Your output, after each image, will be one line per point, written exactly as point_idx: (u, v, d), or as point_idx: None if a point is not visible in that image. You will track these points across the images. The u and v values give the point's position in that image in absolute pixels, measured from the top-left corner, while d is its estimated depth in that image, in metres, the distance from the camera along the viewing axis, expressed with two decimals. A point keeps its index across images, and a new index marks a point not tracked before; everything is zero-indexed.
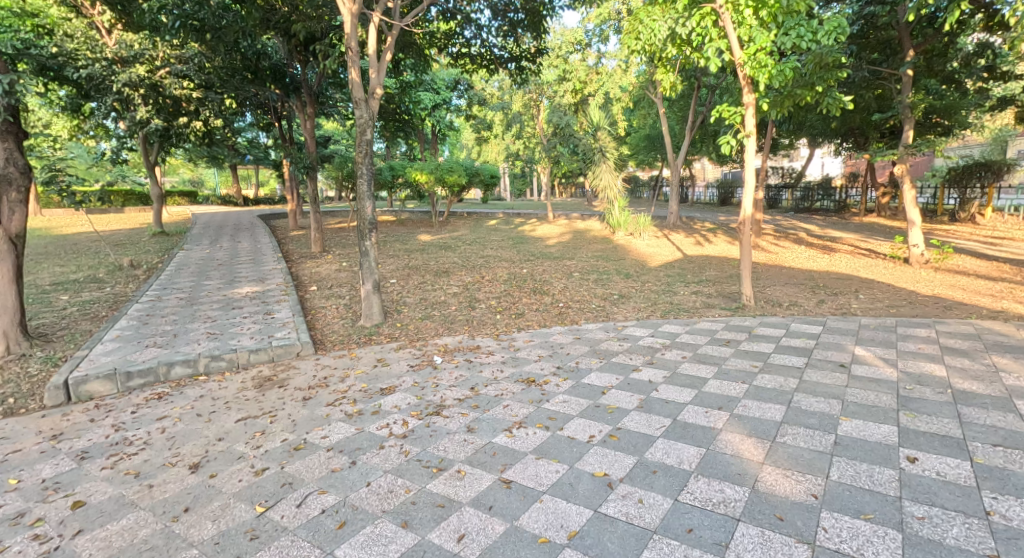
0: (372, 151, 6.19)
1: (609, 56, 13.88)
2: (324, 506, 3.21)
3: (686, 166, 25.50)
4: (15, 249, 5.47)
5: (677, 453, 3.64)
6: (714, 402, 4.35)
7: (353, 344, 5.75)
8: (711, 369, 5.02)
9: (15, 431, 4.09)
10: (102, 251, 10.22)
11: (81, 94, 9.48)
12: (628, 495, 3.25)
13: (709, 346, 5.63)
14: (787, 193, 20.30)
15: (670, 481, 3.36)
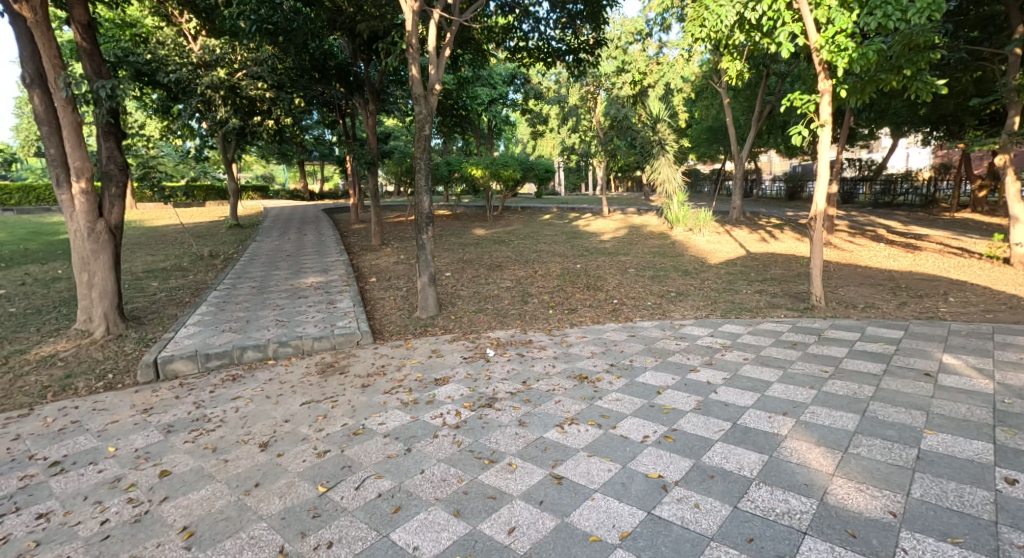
0: (430, 146, 6.31)
1: (671, 45, 13.38)
2: (380, 490, 3.33)
3: (751, 160, 24.36)
4: (115, 239, 6.05)
5: (737, 459, 3.50)
6: (778, 407, 4.14)
7: (410, 335, 5.92)
8: (777, 372, 4.77)
9: (113, 403, 4.54)
10: (185, 242, 11.09)
11: (171, 98, 10.23)
12: (683, 499, 3.16)
13: (774, 348, 5.34)
14: (866, 187, 18.93)
15: (729, 487, 3.23)
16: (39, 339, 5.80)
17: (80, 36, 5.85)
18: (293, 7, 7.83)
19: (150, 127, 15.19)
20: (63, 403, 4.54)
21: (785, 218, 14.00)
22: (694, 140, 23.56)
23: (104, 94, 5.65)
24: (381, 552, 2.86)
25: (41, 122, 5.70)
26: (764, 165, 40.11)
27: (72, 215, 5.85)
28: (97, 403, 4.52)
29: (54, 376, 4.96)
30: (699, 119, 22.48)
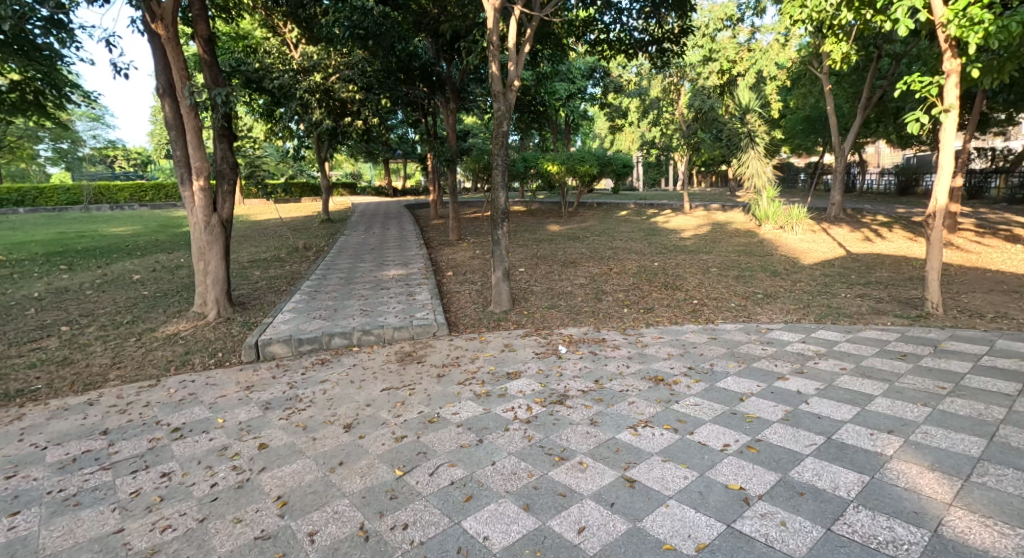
0: (508, 142, 6.22)
1: (766, 29, 12.40)
2: (453, 478, 3.13)
3: (856, 153, 22.34)
4: (226, 231, 6.64)
5: (831, 476, 3.05)
6: (881, 423, 3.59)
7: (483, 328, 5.90)
8: (881, 385, 4.17)
9: (221, 379, 4.75)
10: (283, 235, 12.10)
11: (274, 101, 11.07)
12: (768, 515, 2.77)
13: (878, 359, 4.73)
14: (1000, 181, 16.72)
15: (821, 507, 2.81)
16: (165, 319, 6.55)
17: (202, 48, 6.40)
18: (383, 13, 8.29)
19: (256, 130, 16.47)
20: (181, 377, 4.84)
21: (894, 216, 12.70)
22: (787, 132, 21.95)
23: (220, 101, 6.09)
24: (452, 539, 2.68)
25: (170, 128, 6.42)
26: (871, 157, 36.84)
27: (192, 210, 6.48)
28: (209, 378, 4.76)
29: (176, 351, 5.42)
30: (795, 110, 20.87)
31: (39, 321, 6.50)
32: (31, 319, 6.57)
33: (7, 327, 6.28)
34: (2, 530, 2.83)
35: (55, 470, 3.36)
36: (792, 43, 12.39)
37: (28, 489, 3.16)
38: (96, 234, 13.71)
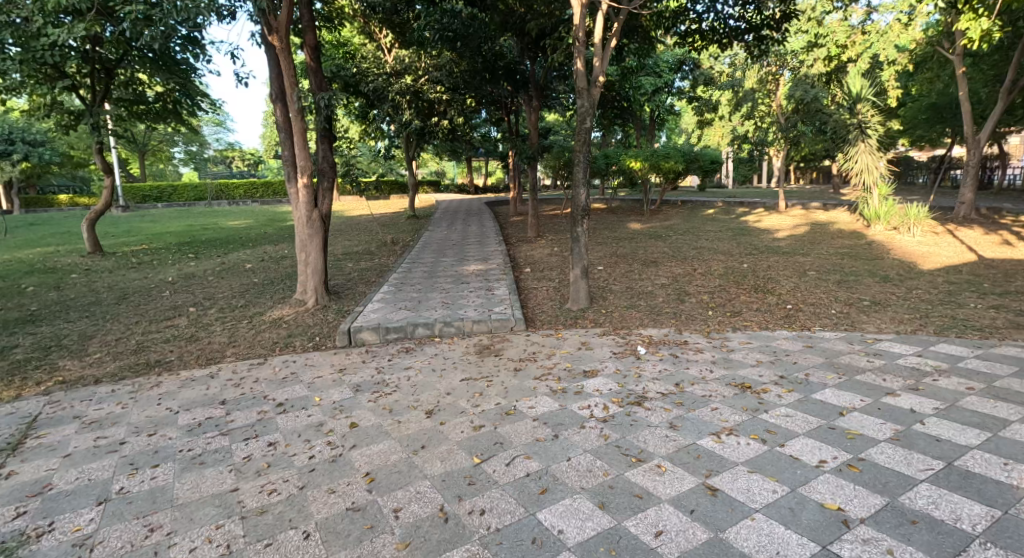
0: (591, 140, 5.84)
1: (882, 9, 11.50)
2: (529, 470, 3.16)
3: (993, 144, 19.88)
4: (326, 226, 7.04)
5: (951, 507, 2.72)
6: (1019, 454, 3.14)
7: (560, 325, 5.72)
8: (1020, 411, 3.63)
9: (318, 361, 5.06)
10: (374, 230, 12.77)
11: (369, 103, 11.73)
12: (871, 541, 2.53)
13: (1015, 380, 4.13)
14: None
15: (939, 539, 2.52)
16: (271, 305, 7.11)
17: (309, 56, 6.81)
18: (470, 15, 8.81)
19: (353, 131, 17.40)
20: (285, 356, 5.24)
21: None
22: (906, 122, 19.97)
23: (324, 104, 6.49)
24: (527, 529, 2.71)
25: (280, 130, 6.91)
26: (1012, 150, 32.64)
27: (297, 205, 6.89)
28: (308, 359, 5.11)
29: (280, 334, 5.87)
30: (917, 96, 18.93)
31: (171, 301, 7.33)
32: (165, 300, 7.41)
33: (148, 305, 7.15)
34: (144, 478, 3.23)
35: (185, 431, 3.78)
36: (918, 22, 11.14)
37: (165, 446, 3.59)
38: (217, 226, 15.20)
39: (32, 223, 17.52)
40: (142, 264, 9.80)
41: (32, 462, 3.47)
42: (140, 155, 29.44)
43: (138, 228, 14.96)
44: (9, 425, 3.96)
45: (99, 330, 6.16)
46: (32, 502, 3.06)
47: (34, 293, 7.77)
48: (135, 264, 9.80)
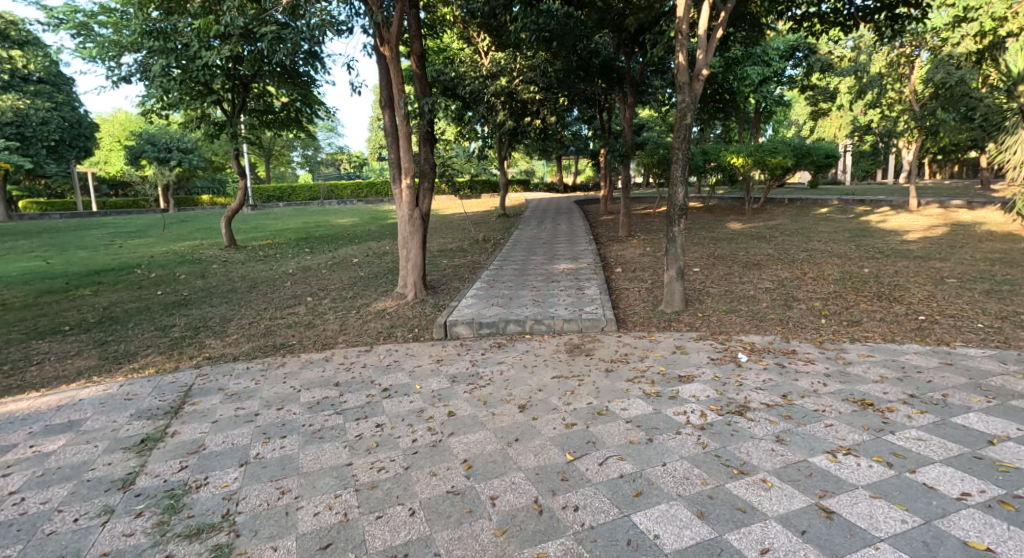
0: (692, 136, 5.53)
1: None
2: (623, 472, 3.10)
3: None
4: (426, 225, 7.23)
5: None
6: None
7: (654, 327, 5.54)
8: None
9: (416, 351, 5.26)
10: (467, 228, 13.14)
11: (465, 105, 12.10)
12: None
13: None
14: None
15: None
16: (375, 297, 7.48)
17: (416, 64, 7.04)
18: (567, 13, 8.77)
19: (450, 132, 18.01)
20: (388, 345, 5.50)
21: None
22: None
23: (427, 109, 6.69)
24: (622, 530, 2.66)
25: (387, 135, 7.24)
26: None
27: (400, 205, 7.16)
28: (409, 349, 5.33)
29: (384, 324, 6.18)
30: None
31: (292, 290, 7.96)
32: (287, 289, 8.07)
33: (273, 293, 7.82)
34: (275, 447, 3.52)
35: (307, 408, 4.07)
36: None
37: (291, 419, 3.89)
38: (328, 223, 16.37)
39: (183, 220, 19.95)
40: (268, 257, 10.77)
41: (189, 424, 3.88)
42: (265, 159, 32.39)
43: (263, 225, 16.41)
44: (170, 391, 4.47)
45: (235, 314, 6.81)
46: (191, 458, 3.43)
47: (186, 281, 8.81)
48: (262, 257, 10.75)
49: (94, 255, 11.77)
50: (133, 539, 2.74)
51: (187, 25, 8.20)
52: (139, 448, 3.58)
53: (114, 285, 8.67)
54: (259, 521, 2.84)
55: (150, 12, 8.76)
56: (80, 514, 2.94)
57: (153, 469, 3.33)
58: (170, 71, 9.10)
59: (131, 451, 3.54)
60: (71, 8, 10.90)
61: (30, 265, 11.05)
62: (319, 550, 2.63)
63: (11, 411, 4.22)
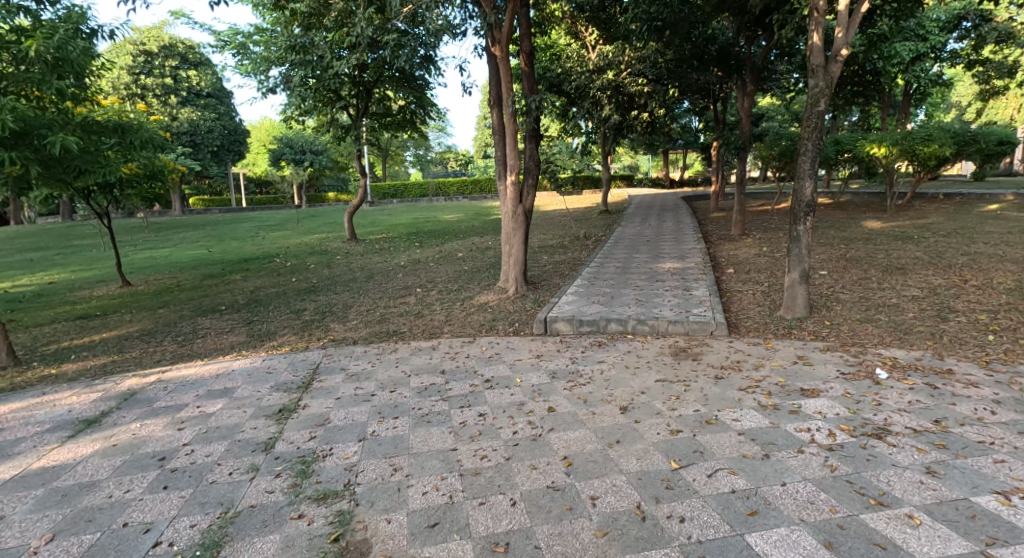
0: (825, 124, 4.99)
1: None
2: (735, 487, 2.87)
3: None
4: (529, 220, 7.21)
5: None
6: None
7: (771, 334, 5.12)
8: None
9: (516, 345, 5.26)
10: (568, 224, 13.07)
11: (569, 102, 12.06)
12: None
13: None
14: None
15: None
16: (478, 290, 7.61)
17: (524, 62, 7.02)
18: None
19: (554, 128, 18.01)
20: (490, 338, 5.56)
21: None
22: None
23: (534, 106, 6.65)
24: (734, 549, 2.47)
25: (494, 133, 7.31)
26: None
27: (505, 200, 7.19)
28: (509, 342, 5.34)
29: (486, 317, 6.26)
30: None
31: (404, 281, 8.35)
32: (400, 280, 8.47)
33: (387, 283, 8.24)
34: (389, 426, 3.67)
35: (416, 392, 4.21)
36: None
37: (402, 402, 4.03)
38: (436, 219, 17.04)
39: (313, 215, 21.79)
40: (385, 249, 11.41)
41: (316, 399, 4.15)
42: (383, 158, 34.44)
43: (378, 220, 17.40)
44: (302, 368, 4.84)
45: (356, 301, 7.26)
46: (318, 429, 3.66)
47: (314, 269, 9.57)
48: (378, 249, 11.36)
49: (243, 245, 13.20)
50: (273, 496, 2.95)
51: (321, 39, 8.94)
52: (278, 416, 3.89)
53: (258, 272, 9.63)
54: (375, 493, 2.96)
55: (294, 28, 9.68)
56: (232, 469, 3.23)
57: (287, 437, 3.58)
58: (306, 81, 10.00)
59: (272, 418, 3.85)
60: (234, 31, 12.30)
61: (193, 253, 12.63)
62: (427, 528, 2.69)
63: (181, 375, 4.80)
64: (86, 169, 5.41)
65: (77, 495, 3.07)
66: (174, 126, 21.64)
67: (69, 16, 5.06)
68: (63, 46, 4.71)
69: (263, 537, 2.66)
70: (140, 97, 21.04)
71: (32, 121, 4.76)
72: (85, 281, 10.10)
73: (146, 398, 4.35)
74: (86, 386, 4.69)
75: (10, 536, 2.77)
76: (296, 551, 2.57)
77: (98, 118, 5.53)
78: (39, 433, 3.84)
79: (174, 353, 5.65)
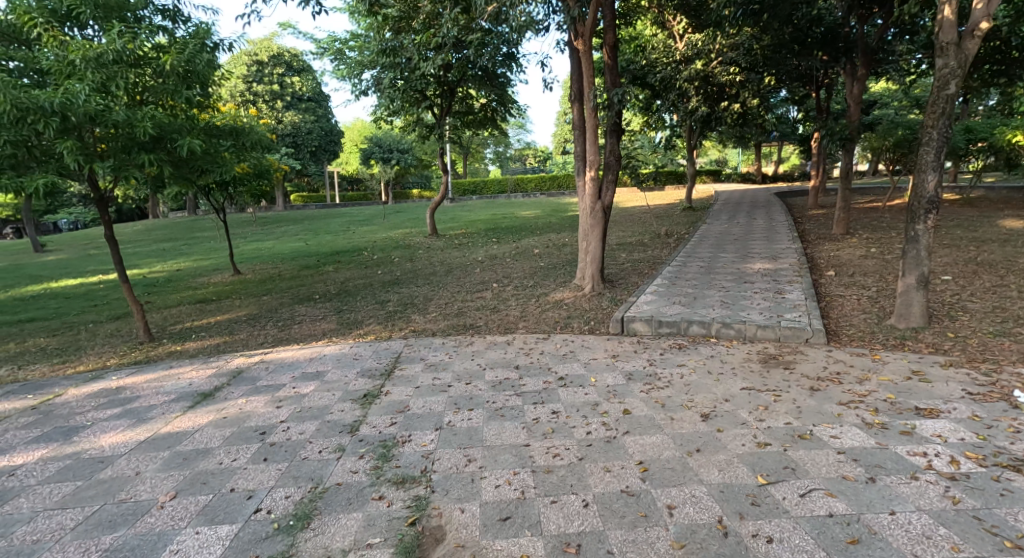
0: (956, 110, 4.44)
1: None
2: (833, 510, 2.60)
3: None
4: (608, 217, 6.98)
5: None
6: None
7: (878, 345, 4.65)
8: None
9: (591, 344, 5.11)
10: (648, 221, 12.67)
11: (654, 94, 11.81)
12: None
13: None
14: None
15: None
16: (554, 287, 7.50)
17: (607, 55, 6.79)
18: None
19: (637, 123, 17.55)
20: (564, 335, 5.43)
21: None
22: None
23: (617, 100, 6.40)
24: None
25: (574, 129, 7.16)
26: None
27: (583, 197, 7.03)
28: (585, 341, 5.20)
29: (562, 314, 6.14)
30: None
31: (482, 276, 8.40)
32: (477, 274, 8.52)
33: (466, 278, 8.32)
34: (464, 418, 3.65)
35: (491, 386, 4.18)
36: None
37: (477, 394, 4.01)
38: (514, 215, 17.12)
39: (398, 211, 22.54)
40: (464, 244, 11.54)
41: (398, 386, 4.23)
42: (465, 156, 35.08)
43: (459, 216, 17.67)
44: (385, 356, 4.95)
45: (435, 294, 7.38)
46: (398, 416, 3.71)
47: (398, 263, 9.85)
48: (458, 244, 11.53)
49: (335, 239, 13.85)
50: (356, 477, 3.01)
51: (411, 41, 9.17)
52: (363, 401, 3.98)
53: (348, 264, 10.06)
54: (450, 482, 2.94)
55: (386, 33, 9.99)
56: (322, 448, 3.33)
57: (371, 421, 3.65)
58: (395, 81, 10.34)
59: (357, 403, 3.95)
60: (332, 39, 12.97)
61: (292, 245, 13.43)
62: (500, 521, 2.63)
63: (280, 357, 5.06)
64: (207, 168, 5.81)
65: (195, 459, 3.28)
66: (279, 128, 23.17)
67: (197, 32, 5.45)
68: (192, 60, 5.15)
69: (348, 514, 2.71)
70: (252, 103, 22.74)
71: (166, 127, 5.20)
72: (204, 269, 11.01)
73: (251, 376, 4.61)
74: (202, 362, 5.06)
75: (141, 490, 2.99)
76: (376, 531, 2.59)
77: (218, 123, 5.95)
78: (165, 402, 4.16)
79: (274, 337, 5.98)
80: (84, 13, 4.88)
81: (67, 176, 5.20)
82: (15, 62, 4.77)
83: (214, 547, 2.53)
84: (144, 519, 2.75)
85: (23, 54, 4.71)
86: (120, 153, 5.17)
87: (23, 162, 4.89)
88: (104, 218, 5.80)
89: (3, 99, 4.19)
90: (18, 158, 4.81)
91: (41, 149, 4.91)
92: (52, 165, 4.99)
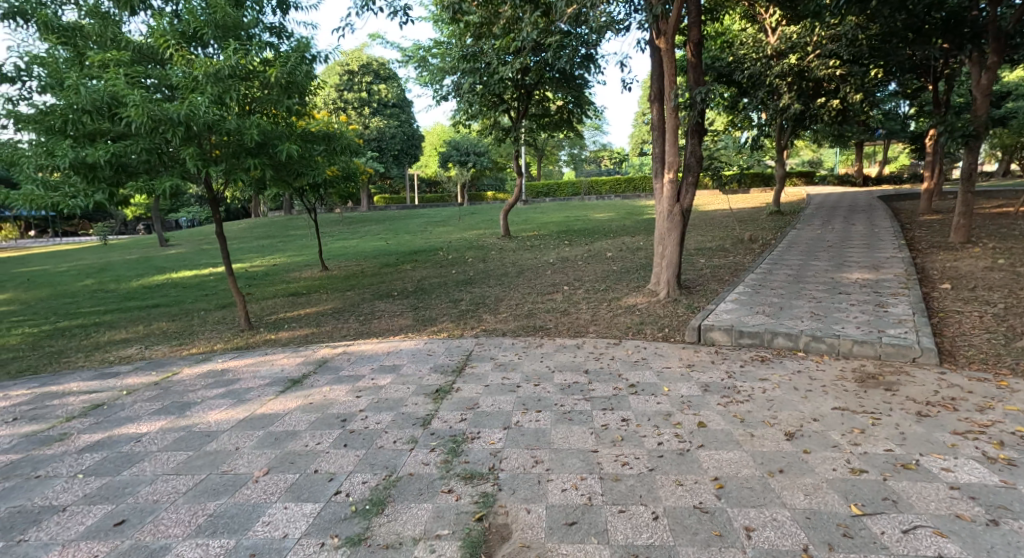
0: None
1: None
2: (943, 552, 2.29)
3: None
4: (687, 221, 6.67)
5: None
6: None
7: (1002, 370, 4.12)
8: None
9: (664, 352, 4.87)
10: (730, 225, 12.08)
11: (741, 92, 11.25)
12: None
13: None
14: None
15: None
16: (628, 291, 7.26)
17: (691, 53, 6.51)
18: None
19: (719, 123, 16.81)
20: (637, 341, 5.22)
21: None
22: None
23: (699, 99, 6.11)
24: None
25: (653, 129, 6.89)
26: None
27: (660, 199, 6.76)
28: (658, 348, 4.97)
29: (634, 320, 5.92)
30: None
31: (554, 278, 8.29)
32: (548, 276, 8.43)
33: (538, 280, 8.24)
34: (531, 419, 3.56)
35: (559, 389, 4.06)
36: None
37: (545, 397, 3.91)
38: (588, 218, 16.89)
39: (473, 212, 22.86)
40: (537, 246, 11.48)
41: (468, 384, 4.20)
42: (540, 158, 35.05)
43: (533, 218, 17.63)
44: (456, 353, 4.95)
45: (506, 295, 7.35)
46: (468, 412, 3.68)
47: (472, 263, 9.94)
48: (531, 246, 11.47)
49: (413, 239, 14.23)
50: (427, 468, 2.99)
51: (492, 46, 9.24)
52: (434, 396, 3.99)
53: (424, 263, 10.27)
54: (517, 482, 2.86)
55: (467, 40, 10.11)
56: (397, 438, 3.35)
57: (441, 416, 3.64)
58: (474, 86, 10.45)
59: (429, 397, 3.96)
60: (416, 47, 13.37)
61: (373, 244, 13.94)
62: (566, 525, 2.52)
63: (359, 349, 5.19)
64: (302, 171, 6.09)
65: (285, 440, 3.39)
66: (365, 134, 24.17)
67: (298, 47, 5.68)
68: (293, 72, 5.47)
69: (419, 504, 2.69)
70: (343, 110, 23.89)
71: (269, 134, 5.49)
72: (294, 264, 11.64)
73: (334, 366, 4.75)
74: (293, 350, 5.29)
75: (240, 464, 3.12)
76: (444, 523, 2.55)
77: (314, 129, 6.28)
78: (261, 386, 4.36)
79: (355, 330, 6.15)
80: (207, 34, 5.22)
81: (190, 179, 5.46)
82: (152, 80, 5.11)
83: (301, 523, 2.58)
84: (241, 490, 2.86)
85: (158, 72, 5.01)
86: (230, 157, 5.47)
87: (155, 167, 5.21)
88: (216, 216, 6.18)
89: (142, 112, 4.58)
90: (150, 163, 5.16)
91: (170, 155, 5.22)
92: (177, 169, 5.23)
